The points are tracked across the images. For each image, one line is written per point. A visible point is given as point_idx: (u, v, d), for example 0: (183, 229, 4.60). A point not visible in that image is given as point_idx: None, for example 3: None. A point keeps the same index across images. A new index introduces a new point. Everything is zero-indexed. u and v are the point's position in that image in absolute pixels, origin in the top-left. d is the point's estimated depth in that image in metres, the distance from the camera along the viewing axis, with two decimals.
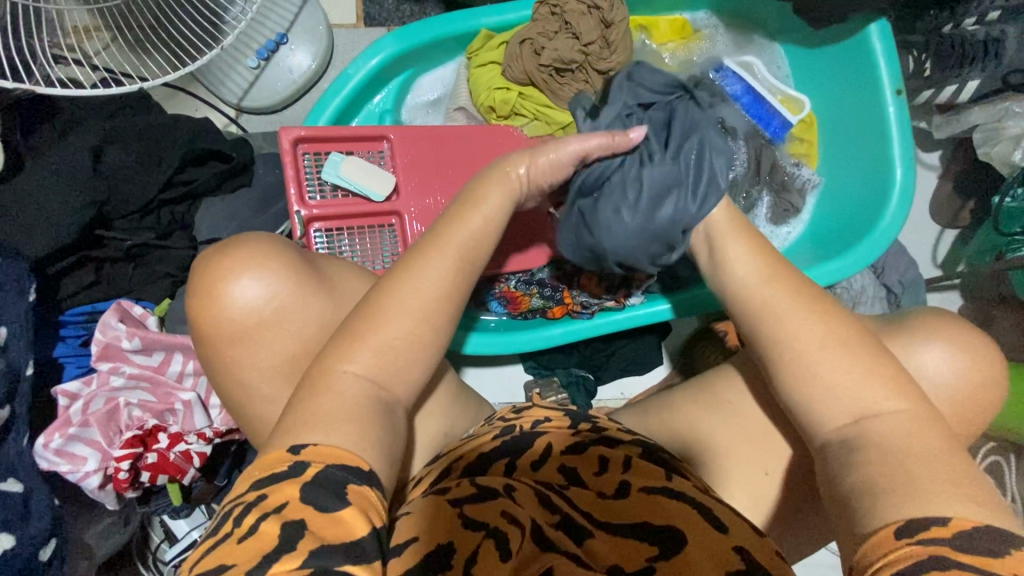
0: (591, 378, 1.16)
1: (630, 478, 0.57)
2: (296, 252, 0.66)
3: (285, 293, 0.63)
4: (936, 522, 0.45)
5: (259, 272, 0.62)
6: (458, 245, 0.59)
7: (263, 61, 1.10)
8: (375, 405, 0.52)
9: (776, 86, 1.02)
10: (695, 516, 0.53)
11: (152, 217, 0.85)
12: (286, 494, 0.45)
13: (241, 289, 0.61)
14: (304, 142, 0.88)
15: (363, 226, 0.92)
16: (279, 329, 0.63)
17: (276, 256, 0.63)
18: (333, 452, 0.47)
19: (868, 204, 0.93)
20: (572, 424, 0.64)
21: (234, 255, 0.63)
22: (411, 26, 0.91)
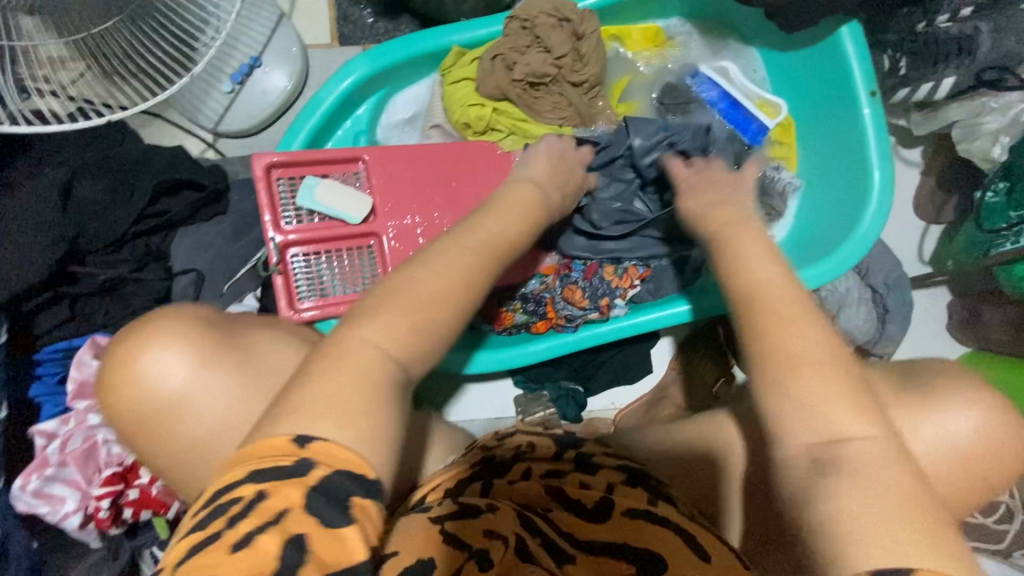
0: (581, 390, 1.15)
1: (614, 500, 0.60)
2: (207, 319, 0.63)
3: (202, 359, 0.60)
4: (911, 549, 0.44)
5: (168, 349, 0.60)
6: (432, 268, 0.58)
7: (237, 85, 1.10)
8: None
9: (752, 90, 1.03)
10: (676, 537, 0.55)
11: (126, 250, 0.84)
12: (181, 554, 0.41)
13: (153, 368, 0.59)
14: (278, 167, 0.87)
15: (340, 249, 0.91)
16: (200, 400, 0.60)
17: (184, 331, 0.61)
18: (342, 458, 0.43)
19: (847, 207, 0.93)
20: (555, 454, 0.67)
21: (148, 329, 0.60)
22: (381, 46, 0.91)
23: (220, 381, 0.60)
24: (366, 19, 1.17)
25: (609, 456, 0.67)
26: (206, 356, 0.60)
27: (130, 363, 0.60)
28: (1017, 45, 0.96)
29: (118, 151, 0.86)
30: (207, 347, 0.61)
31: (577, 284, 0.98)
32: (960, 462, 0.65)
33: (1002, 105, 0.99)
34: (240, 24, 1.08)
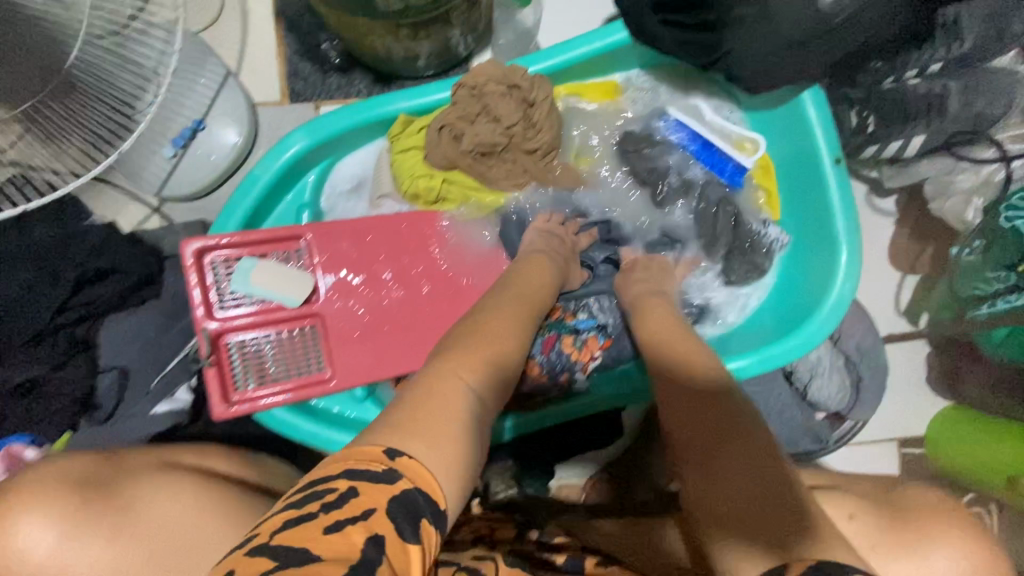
0: (548, 459, 1.10)
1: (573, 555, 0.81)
2: (86, 475, 0.59)
3: (75, 525, 0.55)
4: None
5: (38, 517, 0.55)
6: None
7: (180, 150, 1.05)
8: None
9: (728, 130, 0.98)
10: None
11: (48, 345, 0.79)
12: None
13: (23, 541, 0.54)
14: (211, 250, 0.83)
15: (281, 332, 0.86)
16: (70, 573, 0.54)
17: (60, 492, 0.56)
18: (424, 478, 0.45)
19: (818, 276, 0.89)
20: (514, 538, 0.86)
21: (16, 500, 0.56)
22: (321, 119, 0.86)
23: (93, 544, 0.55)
24: (318, 75, 1.13)
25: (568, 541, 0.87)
26: (78, 522, 0.55)
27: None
28: (990, 107, 0.91)
29: (43, 237, 0.82)
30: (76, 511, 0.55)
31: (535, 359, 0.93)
32: None
33: (974, 166, 0.95)
34: (183, 87, 1.04)
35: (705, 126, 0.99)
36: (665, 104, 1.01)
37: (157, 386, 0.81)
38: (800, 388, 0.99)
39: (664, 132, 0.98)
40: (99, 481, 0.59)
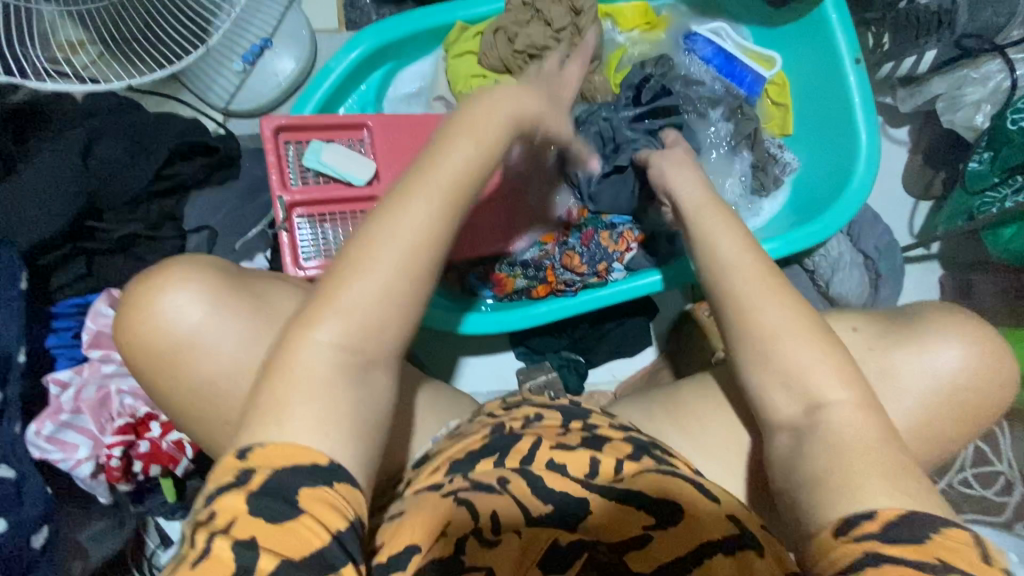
0: (582, 361, 1.17)
1: (624, 472, 0.62)
2: (219, 267, 0.68)
3: (215, 304, 0.65)
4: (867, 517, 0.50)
5: (175, 296, 0.64)
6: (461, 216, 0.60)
7: (248, 66, 1.14)
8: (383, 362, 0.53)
9: (743, 45, 1.06)
10: (698, 498, 0.59)
11: (142, 210, 0.87)
12: (233, 510, 0.45)
13: (167, 306, 0.64)
14: (285, 130, 0.91)
15: (347, 213, 0.94)
16: (201, 349, 0.65)
17: (199, 269, 0.66)
18: (294, 451, 0.48)
19: (840, 172, 0.97)
20: (561, 424, 0.69)
21: (167, 274, 0.65)
22: (388, 21, 0.96)
23: (228, 326, 0.65)
24: (372, 5, 1.23)
25: (615, 428, 0.69)
26: (220, 299, 0.65)
27: (150, 300, 0.64)
28: (995, 16, 0.99)
29: (136, 116, 0.88)
30: (222, 292, 0.66)
31: (575, 249, 1.01)
32: (957, 415, 0.67)
33: (981, 76, 1.03)
34: (252, 6, 1.13)
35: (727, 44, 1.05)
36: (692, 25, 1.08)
37: (239, 250, 0.90)
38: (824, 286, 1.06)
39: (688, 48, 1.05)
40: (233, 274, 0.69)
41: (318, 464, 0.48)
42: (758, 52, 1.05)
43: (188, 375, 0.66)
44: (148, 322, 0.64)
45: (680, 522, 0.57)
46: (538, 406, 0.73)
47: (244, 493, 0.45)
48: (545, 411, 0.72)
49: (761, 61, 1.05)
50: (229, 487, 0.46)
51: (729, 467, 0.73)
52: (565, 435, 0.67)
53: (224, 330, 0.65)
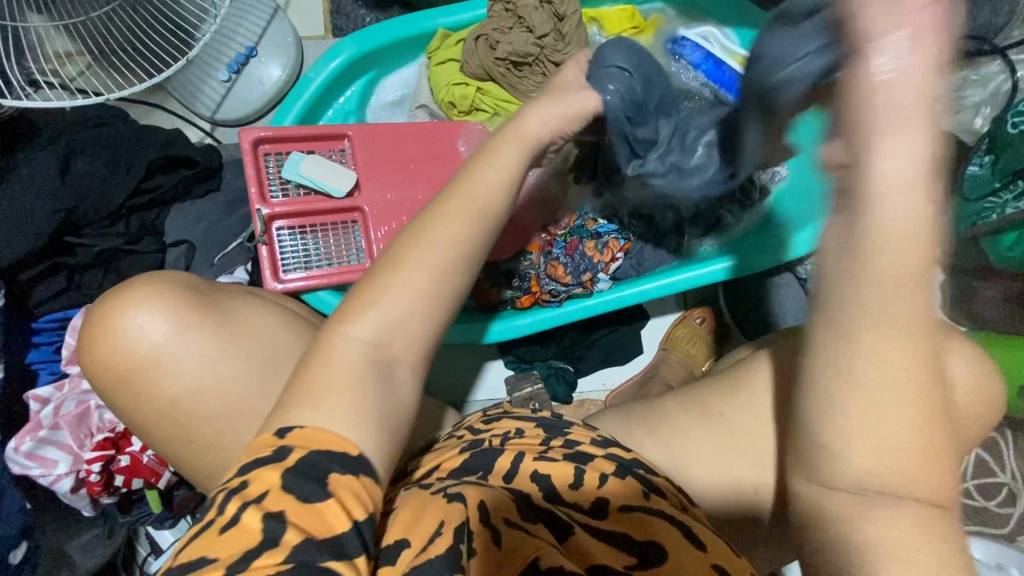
0: (572, 370, 1.16)
1: (607, 494, 0.61)
2: (187, 285, 0.68)
3: (180, 320, 0.65)
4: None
5: (140, 313, 0.64)
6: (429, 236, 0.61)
7: (233, 75, 1.14)
8: (350, 383, 0.52)
9: (732, 48, 1.04)
10: (677, 536, 0.58)
11: (121, 224, 0.87)
12: (265, 482, 0.46)
13: (135, 323, 0.64)
14: (265, 142, 0.90)
15: (326, 224, 0.93)
16: (170, 368, 0.65)
17: (163, 290, 0.66)
18: (327, 439, 0.49)
19: (823, 189, 0.95)
20: (543, 443, 0.67)
21: (131, 292, 0.65)
22: (368, 29, 0.94)
23: (201, 342, 0.65)
24: (360, 11, 1.22)
25: (598, 444, 0.67)
26: (186, 317, 0.65)
27: (113, 319, 0.64)
28: (996, 15, 0.96)
29: (117, 129, 0.89)
30: (186, 310, 0.65)
31: (559, 260, 1.00)
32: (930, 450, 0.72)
33: (982, 78, 1.00)
34: (238, 14, 1.12)
35: (716, 46, 1.03)
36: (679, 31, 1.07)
37: (218, 263, 0.90)
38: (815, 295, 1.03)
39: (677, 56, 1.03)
40: (202, 292, 0.69)
41: (346, 452, 0.49)
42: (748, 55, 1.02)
43: (150, 395, 0.66)
44: (109, 342, 0.64)
45: (659, 565, 0.56)
46: (521, 420, 0.72)
47: (281, 468, 0.46)
48: (527, 424, 0.71)
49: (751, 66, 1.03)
50: (258, 462, 0.47)
51: (709, 485, 0.72)
52: (547, 451, 0.66)
53: (194, 351, 0.65)
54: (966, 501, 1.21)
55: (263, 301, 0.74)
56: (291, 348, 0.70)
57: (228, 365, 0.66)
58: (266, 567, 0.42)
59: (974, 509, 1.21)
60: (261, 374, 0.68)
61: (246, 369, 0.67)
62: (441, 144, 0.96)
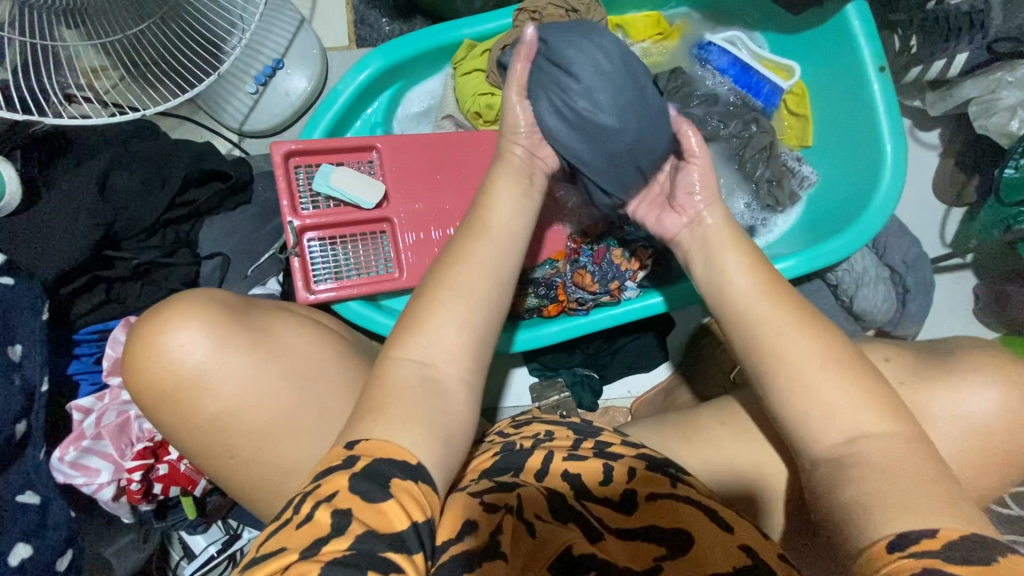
0: (597, 377, 1.15)
1: (635, 487, 0.62)
2: (222, 301, 0.70)
3: (218, 339, 0.66)
4: (924, 535, 0.48)
5: (177, 334, 0.65)
6: (478, 263, 0.65)
7: (260, 87, 1.15)
8: (415, 387, 0.56)
9: (760, 53, 1.03)
10: (706, 522, 0.58)
11: (158, 237, 0.88)
12: (336, 484, 0.47)
13: (173, 344, 0.65)
14: (295, 155, 0.91)
15: (356, 235, 0.94)
16: (212, 383, 0.66)
17: (199, 308, 0.67)
18: (389, 447, 0.51)
19: (857, 195, 0.93)
20: (573, 444, 0.68)
21: (170, 312, 0.66)
22: (396, 41, 0.95)
23: (239, 359, 0.67)
24: (383, 22, 1.24)
25: (627, 446, 0.69)
26: (224, 335, 0.67)
27: (153, 340, 0.65)
28: None
29: (152, 144, 0.90)
30: (225, 328, 0.67)
31: (586, 268, 0.99)
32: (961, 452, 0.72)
33: (1019, 80, 0.97)
34: (265, 27, 1.14)
35: (743, 51, 1.03)
36: (705, 36, 1.06)
37: (252, 275, 0.92)
38: (847, 301, 1.01)
39: (704, 59, 1.04)
40: (236, 309, 0.70)
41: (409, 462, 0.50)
42: (775, 60, 1.02)
43: (193, 412, 0.67)
44: (152, 361, 0.65)
45: (687, 553, 0.56)
46: (547, 424, 0.73)
47: (348, 472, 0.48)
48: (558, 428, 0.72)
49: (778, 70, 1.03)
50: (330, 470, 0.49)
51: (745, 495, 0.72)
52: (576, 451, 0.67)
53: (233, 367, 0.67)
54: (998, 508, 1.19)
55: (293, 316, 0.76)
56: (326, 363, 0.71)
57: (267, 379, 0.68)
58: (332, 551, 0.43)
59: (1007, 517, 1.19)
60: (297, 388, 0.69)
61: (285, 383, 0.68)
62: (465, 155, 0.97)
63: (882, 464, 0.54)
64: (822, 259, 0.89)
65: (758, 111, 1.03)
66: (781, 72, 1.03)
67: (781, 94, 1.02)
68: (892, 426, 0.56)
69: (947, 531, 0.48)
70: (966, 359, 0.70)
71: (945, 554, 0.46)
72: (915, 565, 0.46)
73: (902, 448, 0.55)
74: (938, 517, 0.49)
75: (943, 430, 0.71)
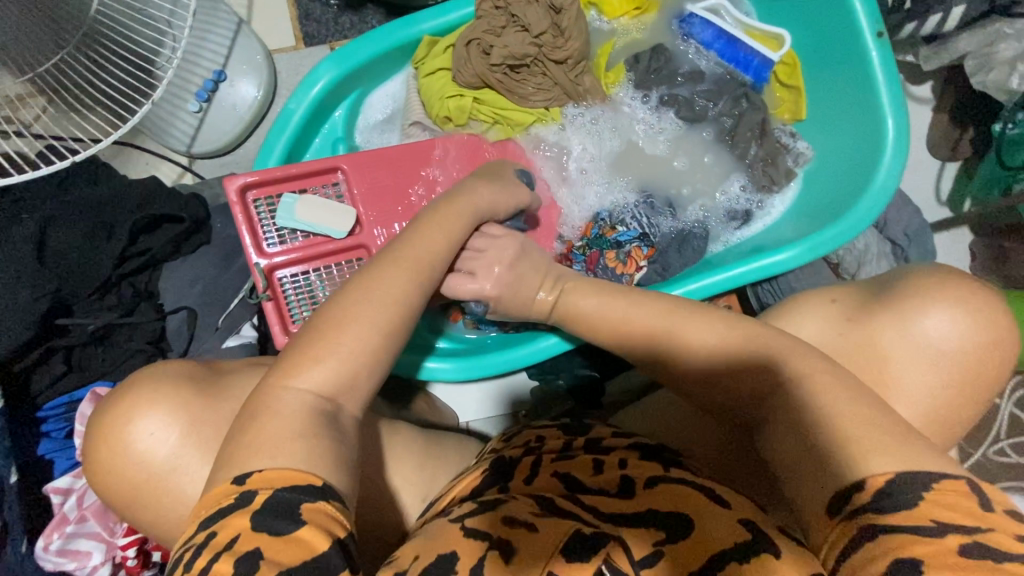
0: (597, 375, 1.11)
1: (629, 476, 0.61)
2: (152, 373, 0.64)
3: (176, 423, 0.61)
4: (856, 487, 0.49)
5: (135, 437, 0.60)
6: (373, 293, 0.58)
7: (204, 103, 1.04)
8: (318, 416, 0.52)
9: (744, 21, 0.96)
10: (692, 492, 0.57)
11: (114, 295, 0.82)
12: (235, 527, 0.45)
13: (141, 449, 0.60)
14: (252, 188, 0.83)
15: (331, 264, 0.86)
16: (198, 466, 0.60)
17: (131, 400, 0.61)
18: (290, 473, 0.47)
19: (856, 173, 0.88)
20: (565, 445, 0.68)
21: (107, 415, 0.61)
22: (348, 46, 0.86)
23: (202, 435, 0.61)
24: (330, 16, 1.12)
25: (620, 438, 0.68)
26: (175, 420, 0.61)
27: (107, 453, 0.60)
28: None
29: (92, 191, 0.82)
30: (174, 408, 0.61)
31: None
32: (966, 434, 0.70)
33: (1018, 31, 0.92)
34: (199, 34, 1.02)
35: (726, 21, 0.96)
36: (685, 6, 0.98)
37: (223, 326, 0.84)
38: (848, 278, 0.98)
39: (684, 32, 0.98)
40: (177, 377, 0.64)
41: (313, 483, 0.47)
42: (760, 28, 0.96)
43: (182, 493, 0.61)
44: (124, 465, 0.60)
45: (687, 535, 0.53)
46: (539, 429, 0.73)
47: (248, 511, 0.45)
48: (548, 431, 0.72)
49: (766, 41, 0.96)
50: (223, 512, 0.46)
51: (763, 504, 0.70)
52: (569, 452, 0.66)
53: (217, 438, 0.61)
54: (997, 458, 1.21)
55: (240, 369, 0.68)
56: None
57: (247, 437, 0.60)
58: None
59: (1008, 465, 1.21)
60: None
61: None
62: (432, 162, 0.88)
63: (826, 418, 0.55)
64: (825, 245, 0.84)
65: (747, 86, 0.98)
66: (770, 41, 0.97)
67: (771, 67, 0.95)
68: (865, 421, 0.53)
69: (879, 475, 0.49)
70: (957, 315, 0.67)
71: (877, 505, 0.48)
72: (855, 524, 0.48)
73: (857, 427, 0.53)
74: (877, 463, 0.50)
75: (944, 404, 0.68)
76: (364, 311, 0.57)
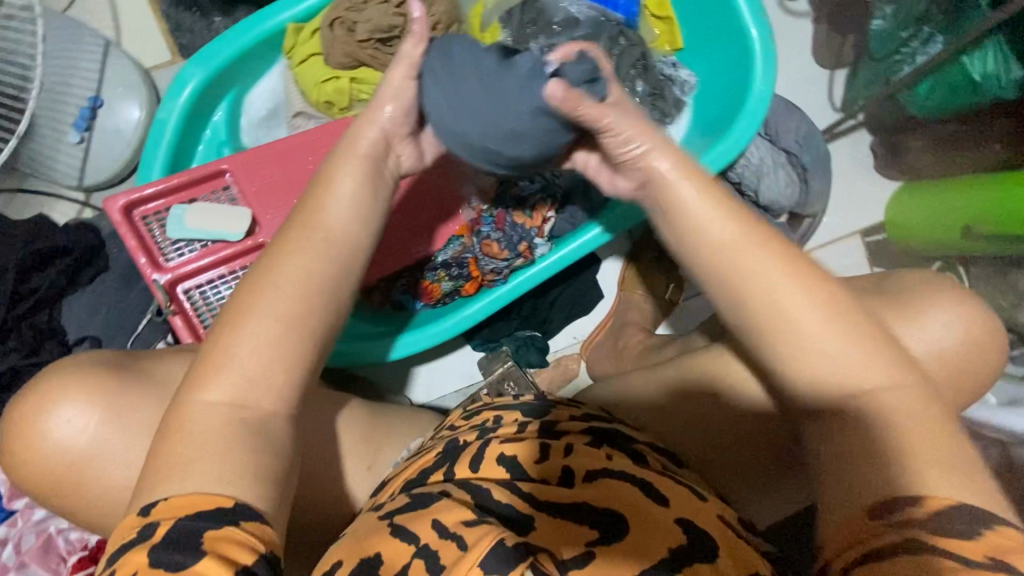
0: (540, 335, 1.13)
1: (573, 463, 0.54)
2: (88, 361, 0.61)
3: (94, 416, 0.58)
4: (907, 502, 0.42)
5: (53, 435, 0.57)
6: (281, 273, 0.51)
7: (85, 132, 1.01)
8: (239, 427, 0.48)
9: None
10: (637, 495, 0.51)
11: (13, 338, 0.79)
12: (134, 563, 0.42)
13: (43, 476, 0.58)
14: (137, 207, 0.82)
15: (235, 270, 0.84)
16: (104, 489, 0.58)
17: (60, 379, 0.58)
18: (202, 498, 0.44)
19: (736, 90, 0.90)
20: (519, 428, 0.58)
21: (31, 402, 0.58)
22: (208, 47, 0.85)
23: (104, 456, 0.58)
24: (202, 23, 1.07)
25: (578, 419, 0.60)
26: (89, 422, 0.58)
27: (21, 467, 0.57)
28: None
29: None
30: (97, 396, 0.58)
31: (492, 237, 0.95)
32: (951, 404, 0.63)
33: None
34: (66, 65, 1.00)
35: None
36: None
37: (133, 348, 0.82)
38: (753, 196, 1.01)
39: None
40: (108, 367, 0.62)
41: (224, 506, 0.44)
42: None
43: (100, 514, 0.60)
44: (35, 492, 0.60)
45: (625, 535, 0.47)
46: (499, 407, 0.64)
47: (146, 547, 0.42)
48: (509, 412, 0.62)
49: None
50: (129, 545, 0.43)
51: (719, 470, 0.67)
52: (521, 434, 0.57)
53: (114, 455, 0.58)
54: None
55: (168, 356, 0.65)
56: None
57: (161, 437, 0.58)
58: None
59: None
60: None
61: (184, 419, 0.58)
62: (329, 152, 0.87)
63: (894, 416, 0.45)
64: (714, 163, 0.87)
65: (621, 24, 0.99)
66: None
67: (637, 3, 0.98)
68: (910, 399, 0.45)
69: (938, 496, 0.41)
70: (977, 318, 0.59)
71: (931, 526, 0.40)
72: (894, 535, 0.40)
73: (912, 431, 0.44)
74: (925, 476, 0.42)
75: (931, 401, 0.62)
76: (267, 299, 0.50)
